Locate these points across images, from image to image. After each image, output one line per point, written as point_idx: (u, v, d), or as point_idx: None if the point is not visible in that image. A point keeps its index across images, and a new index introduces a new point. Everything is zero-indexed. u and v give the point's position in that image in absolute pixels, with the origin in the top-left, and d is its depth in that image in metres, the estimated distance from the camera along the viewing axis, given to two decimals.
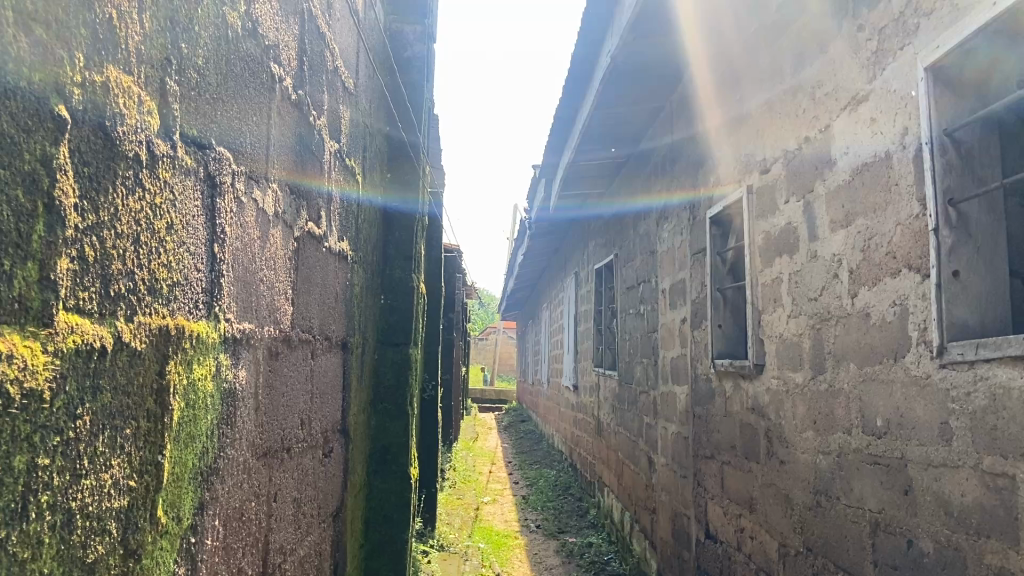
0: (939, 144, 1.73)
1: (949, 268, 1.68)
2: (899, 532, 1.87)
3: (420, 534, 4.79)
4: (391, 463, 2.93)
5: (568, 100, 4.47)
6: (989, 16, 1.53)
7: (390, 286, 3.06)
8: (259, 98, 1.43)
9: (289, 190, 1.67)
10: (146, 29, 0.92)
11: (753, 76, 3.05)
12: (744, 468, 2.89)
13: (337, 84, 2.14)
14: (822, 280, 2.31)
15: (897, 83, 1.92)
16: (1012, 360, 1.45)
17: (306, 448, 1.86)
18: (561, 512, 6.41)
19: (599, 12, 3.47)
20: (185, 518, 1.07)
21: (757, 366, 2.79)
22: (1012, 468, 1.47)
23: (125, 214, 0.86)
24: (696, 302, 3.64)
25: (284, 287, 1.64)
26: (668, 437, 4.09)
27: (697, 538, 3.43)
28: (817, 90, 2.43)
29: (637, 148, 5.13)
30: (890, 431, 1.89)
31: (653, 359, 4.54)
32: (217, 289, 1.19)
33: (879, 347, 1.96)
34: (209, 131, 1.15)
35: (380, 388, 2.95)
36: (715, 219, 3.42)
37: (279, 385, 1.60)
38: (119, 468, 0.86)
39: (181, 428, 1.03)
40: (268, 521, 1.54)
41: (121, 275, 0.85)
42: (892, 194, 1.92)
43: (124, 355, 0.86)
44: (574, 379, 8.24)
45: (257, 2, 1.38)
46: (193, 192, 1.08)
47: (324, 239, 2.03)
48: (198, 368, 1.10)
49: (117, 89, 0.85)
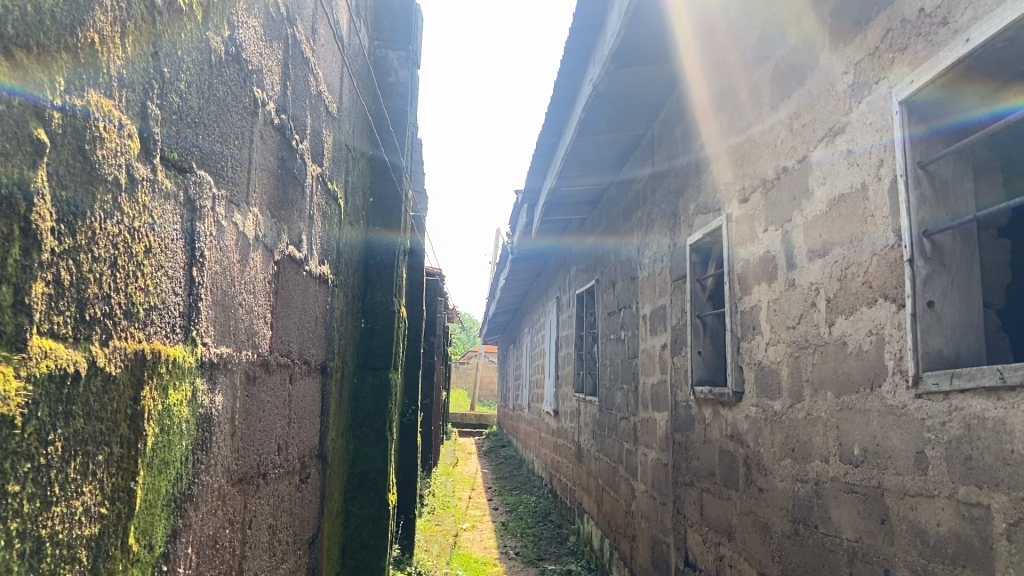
0: (914, 175, 1.75)
1: (924, 297, 1.69)
2: (876, 561, 1.87)
3: (398, 562, 4.66)
4: (368, 489, 2.92)
5: (548, 129, 4.52)
6: (962, 53, 1.56)
7: (370, 310, 3.05)
8: (242, 122, 1.43)
9: (270, 214, 1.67)
10: (129, 54, 0.93)
11: (728, 109, 3.10)
12: (723, 495, 2.89)
13: (320, 107, 2.15)
14: (800, 308, 2.33)
15: (873, 116, 1.95)
16: (987, 391, 1.47)
17: (283, 473, 1.85)
18: (540, 539, 6.37)
19: (582, 42, 3.53)
20: (157, 546, 1.05)
21: (734, 394, 2.80)
22: (987, 497, 1.48)
23: (102, 238, 0.85)
24: (676, 329, 3.66)
25: (263, 311, 1.63)
26: (648, 463, 4.08)
27: (676, 566, 3.41)
28: (794, 122, 2.46)
29: (618, 176, 5.18)
30: (868, 460, 1.90)
31: (634, 386, 4.55)
32: (195, 313, 1.18)
33: (856, 376, 1.98)
34: (189, 154, 1.15)
35: (359, 412, 2.94)
36: (695, 246, 3.46)
37: (255, 410, 1.58)
38: (90, 495, 0.85)
39: (155, 454, 1.03)
40: (242, 549, 1.52)
41: (97, 299, 0.84)
42: (868, 225, 1.94)
43: (97, 380, 0.85)
44: (554, 404, 8.23)
45: (242, 27, 1.39)
46: (173, 216, 1.08)
47: (306, 262, 2.04)
48: (174, 393, 1.09)
49: (97, 111, 0.85)
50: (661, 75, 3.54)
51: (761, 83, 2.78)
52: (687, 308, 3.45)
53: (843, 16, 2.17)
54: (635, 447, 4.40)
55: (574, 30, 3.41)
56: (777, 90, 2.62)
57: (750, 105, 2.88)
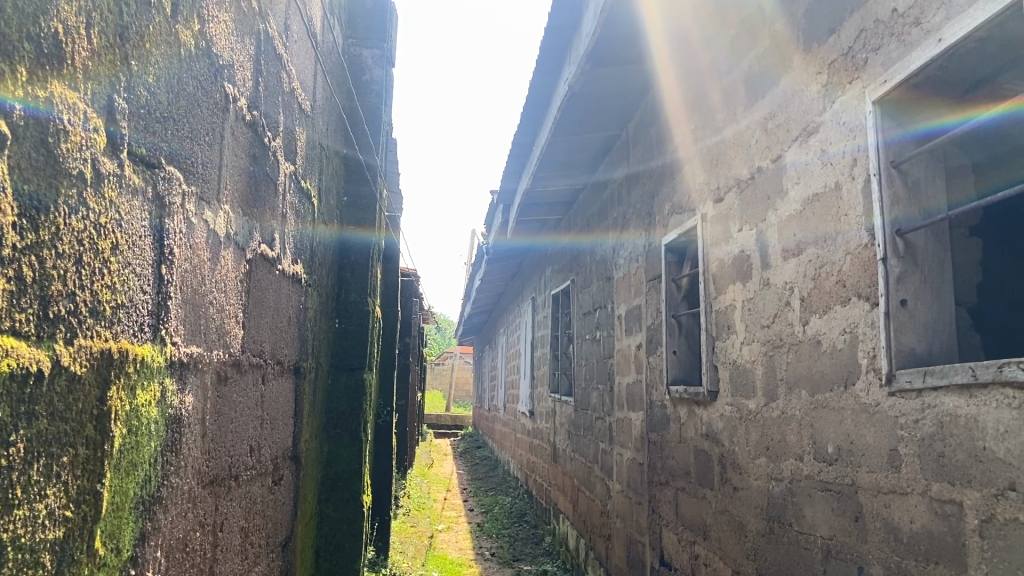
0: (886, 174, 1.76)
1: (897, 296, 1.70)
2: (849, 559, 1.88)
3: (373, 564, 4.63)
4: (343, 490, 2.89)
5: (524, 129, 4.51)
6: (934, 53, 1.57)
7: (344, 310, 3.03)
8: (213, 118, 1.41)
9: (241, 212, 1.64)
10: (95, 46, 0.91)
11: (702, 112, 3.13)
12: (699, 494, 2.89)
13: (293, 105, 2.13)
14: (774, 307, 2.34)
15: (846, 116, 1.96)
16: (959, 388, 1.48)
17: (255, 475, 1.82)
18: (515, 540, 6.36)
19: (557, 42, 3.52)
20: (125, 549, 1.03)
21: (710, 393, 2.81)
22: (959, 494, 1.49)
23: (67, 234, 0.83)
24: (652, 328, 3.66)
25: (235, 311, 1.61)
26: (623, 463, 4.08)
27: (651, 566, 3.42)
28: (768, 122, 2.47)
29: (593, 177, 5.18)
30: (841, 458, 1.91)
31: (609, 385, 4.55)
32: (164, 311, 1.16)
33: (830, 375, 1.99)
34: (159, 150, 1.13)
35: (333, 413, 2.91)
36: (670, 246, 3.47)
37: (226, 411, 1.55)
38: (55, 498, 0.82)
39: (123, 454, 1.00)
40: (212, 552, 1.49)
41: (61, 297, 0.82)
42: (841, 225, 1.95)
43: (62, 379, 0.83)
44: (529, 405, 8.22)
45: (212, 21, 1.37)
46: (140, 212, 1.06)
47: (279, 261, 2.01)
48: (141, 394, 1.07)
49: (61, 104, 0.83)
50: (636, 76, 3.55)
51: (734, 85, 2.80)
52: (662, 307, 3.45)
53: (817, 17, 2.18)
54: (610, 446, 4.40)
55: (549, 30, 3.40)
56: (750, 93, 2.65)
57: (723, 107, 2.90)
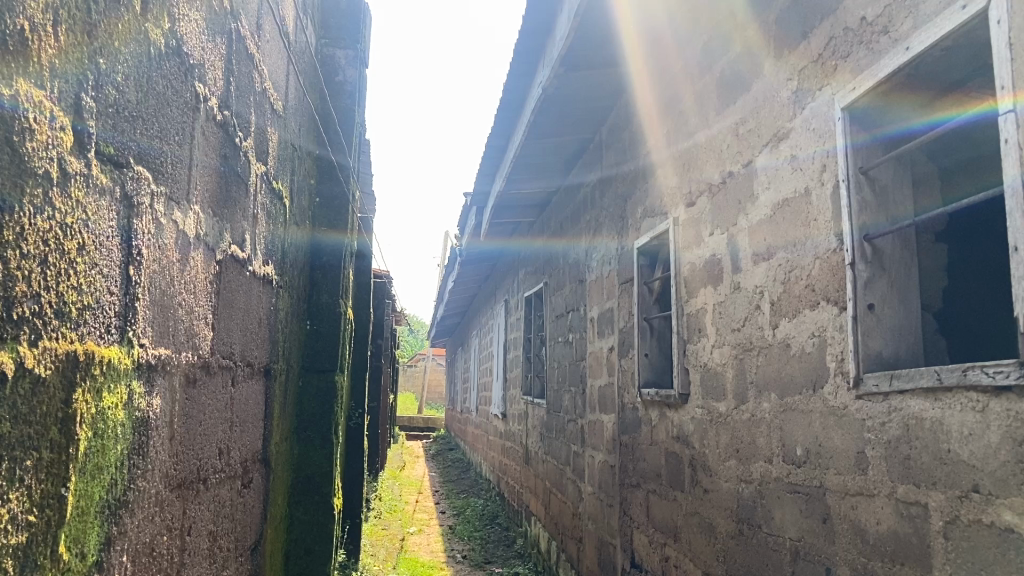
0: (855, 180, 1.78)
1: (865, 301, 1.72)
2: (817, 560, 1.89)
3: (343, 567, 4.60)
4: (313, 493, 2.87)
5: (498, 131, 4.51)
6: (902, 61, 1.60)
7: (315, 311, 3.01)
8: (183, 117, 1.39)
9: (211, 212, 1.62)
10: (62, 44, 0.89)
11: (674, 115, 3.15)
12: (669, 496, 2.91)
13: (265, 105, 2.11)
14: (745, 310, 2.36)
15: (816, 122, 1.98)
16: (924, 392, 1.50)
17: (224, 479, 1.80)
18: (487, 543, 6.35)
19: (531, 45, 3.52)
20: (90, 554, 1.02)
21: (681, 395, 2.83)
22: (924, 496, 1.51)
23: (32, 234, 0.82)
24: (624, 331, 3.68)
25: (204, 312, 1.60)
26: (595, 465, 4.09)
27: (622, 567, 3.43)
28: (739, 126, 2.50)
29: (567, 180, 5.20)
30: (810, 460, 1.93)
31: (581, 387, 4.57)
32: (131, 312, 1.14)
33: (799, 378, 2.00)
34: (127, 149, 1.12)
35: (303, 416, 2.89)
36: (642, 249, 3.49)
37: (194, 414, 1.54)
38: (17, 502, 0.81)
39: (88, 457, 0.99)
40: (179, 556, 1.47)
41: (25, 298, 0.81)
42: (811, 230, 1.97)
43: (26, 382, 0.82)
44: (501, 408, 8.21)
45: (183, 20, 1.36)
46: (108, 213, 1.04)
47: (249, 262, 1.99)
48: (107, 396, 1.05)
49: (27, 102, 0.82)
50: (610, 80, 3.57)
51: (706, 90, 2.83)
52: (634, 310, 3.47)
53: (788, 24, 2.20)
54: (582, 449, 4.41)
55: (523, 33, 3.41)
56: (722, 98, 2.67)
57: (695, 111, 2.93)
